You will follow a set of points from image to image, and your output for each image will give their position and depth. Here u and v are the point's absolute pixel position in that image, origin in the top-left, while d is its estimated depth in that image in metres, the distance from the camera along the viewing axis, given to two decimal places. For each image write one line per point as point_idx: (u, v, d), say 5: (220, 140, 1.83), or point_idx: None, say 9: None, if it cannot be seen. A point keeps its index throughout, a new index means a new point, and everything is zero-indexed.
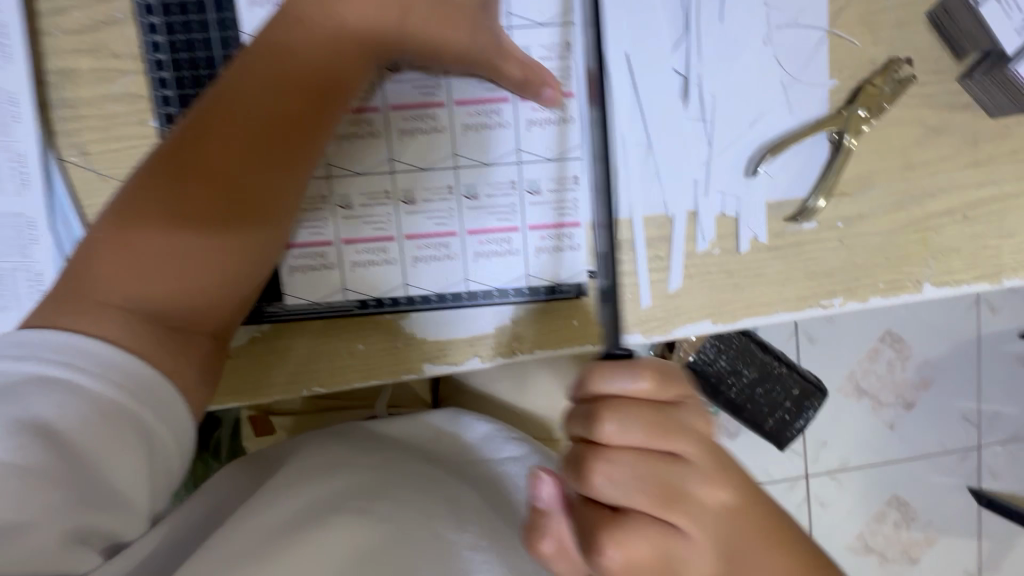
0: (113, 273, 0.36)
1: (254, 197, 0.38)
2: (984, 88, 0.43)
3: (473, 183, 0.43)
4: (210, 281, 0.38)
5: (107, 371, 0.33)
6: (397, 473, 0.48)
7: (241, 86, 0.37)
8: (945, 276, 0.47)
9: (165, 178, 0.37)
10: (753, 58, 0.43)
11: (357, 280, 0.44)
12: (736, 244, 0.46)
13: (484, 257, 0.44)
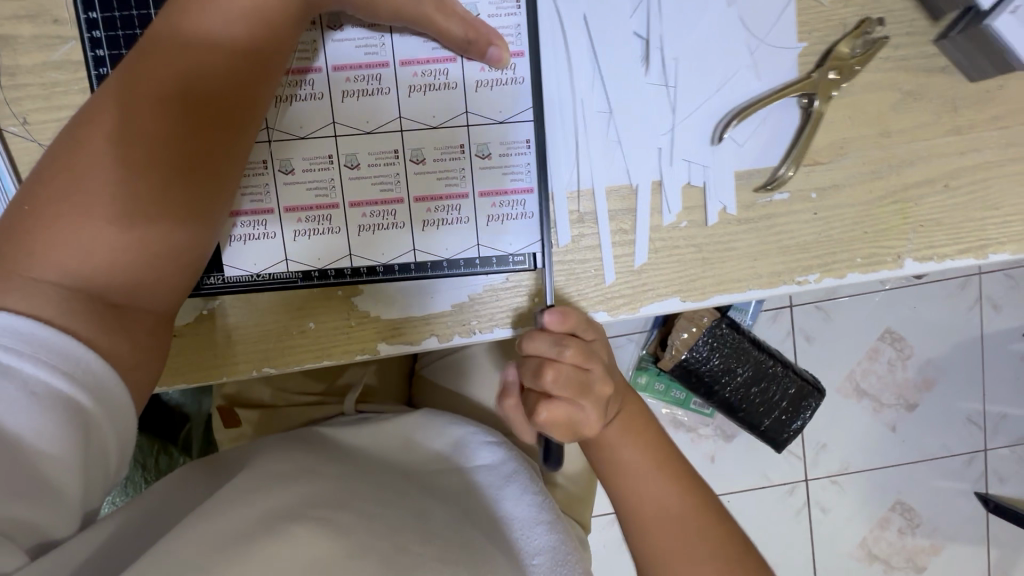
0: (41, 249, 0.33)
1: (198, 159, 0.36)
2: (961, 49, 0.41)
3: (418, 149, 0.42)
4: (155, 251, 0.35)
5: (42, 352, 0.31)
6: (362, 485, 0.44)
7: (173, 47, 0.36)
8: (927, 250, 0.45)
9: (96, 146, 0.35)
10: (716, 20, 0.42)
11: (299, 250, 0.43)
12: (704, 217, 0.44)
13: (433, 226, 0.43)
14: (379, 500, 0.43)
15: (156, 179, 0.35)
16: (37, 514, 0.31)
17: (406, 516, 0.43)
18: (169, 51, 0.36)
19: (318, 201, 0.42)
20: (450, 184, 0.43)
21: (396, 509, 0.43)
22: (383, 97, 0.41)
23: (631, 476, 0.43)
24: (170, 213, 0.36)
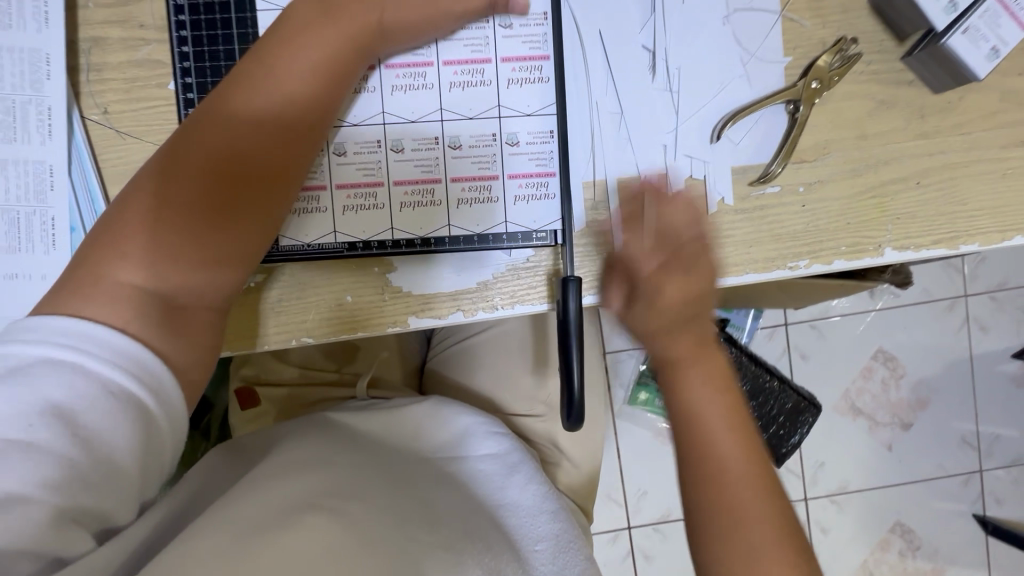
0: (121, 263, 0.38)
1: (254, 191, 0.42)
2: (925, 65, 0.47)
3: (455, 137, 0.48)
4: (214, 267, 0.41)
5: (114, 356, 0.35)
6: (375, 476, 0.49)
7: (242, 98, 0.42)
8: (904, 240, 0.50)
9: (169, 179, 0.40)
10: (713, 37, 0.48)
11: (350, 221, 0.48)
12: (705, 205, 0.49)
13: (466, 203, 0.49)
14: (392, 490, 0.48)
15: (202, 212, 0.40)
16: (110, 507, 0.36)
17: (414, 507, 0.47)
18: (234, 104, 0.42)
19: (366, 179, 0.48)
20: (483, 167, 0.49)
21: (408, 500, 0.48)
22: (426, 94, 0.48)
23: (702, 421, 0.43)
24: (230, 236, 0.41)
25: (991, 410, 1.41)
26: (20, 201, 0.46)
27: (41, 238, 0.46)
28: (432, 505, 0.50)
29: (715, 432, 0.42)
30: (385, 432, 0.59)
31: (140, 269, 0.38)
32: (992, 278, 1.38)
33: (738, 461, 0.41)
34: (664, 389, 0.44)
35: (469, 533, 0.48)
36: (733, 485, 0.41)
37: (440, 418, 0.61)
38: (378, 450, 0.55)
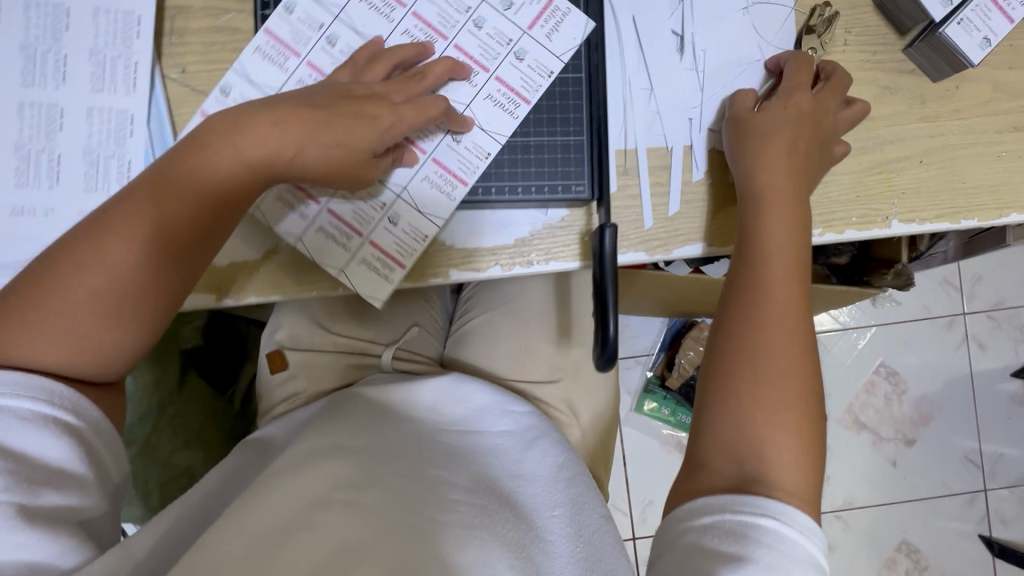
0: (32, 338, 0.42)
1: (169, 276, 0.45)
2: (924, 55, 0.53)
3: (497, 105, 0.52)
4: (109, 339, 0.44)
5: (52, 398, 0.41)
6: (391, 458, 0.52)
7: (165, 192, 0.44)
8: (910, 214, 0.54)
9: (71, 265, 0.43)
10: (733, 25, 0.54)
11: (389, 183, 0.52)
12: (727, 176, 0.54)
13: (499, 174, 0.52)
14: (409, 469, 0.51)
15: (128, 294, 0.44)
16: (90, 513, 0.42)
17: (430, 483, 0.50)
18: (147, 202, 0.44)
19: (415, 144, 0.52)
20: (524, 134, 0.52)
21: (424, 478, 0.50)
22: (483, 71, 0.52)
23: (769, 256, 0.48)
24: (150, 312, 0.45)
25: (993, 428, 1.43)
26: (101, 145, 0.50)
27: (117, 179, 0.50)
28: (448, 478, 0.51)
29: (778, 286, 0.47)
30: (402, 405, 0.60)
31: (43, 335, 0.42)
32: (989, 297, 1.42)
33: (786, 313, 0.46)
34: (748, 235, 0.49)
35: (487, 501, 0.50)
36: (775, 330, 0.46)
37: (456, 397, 0.62)
38: (393, 425, 0.57)
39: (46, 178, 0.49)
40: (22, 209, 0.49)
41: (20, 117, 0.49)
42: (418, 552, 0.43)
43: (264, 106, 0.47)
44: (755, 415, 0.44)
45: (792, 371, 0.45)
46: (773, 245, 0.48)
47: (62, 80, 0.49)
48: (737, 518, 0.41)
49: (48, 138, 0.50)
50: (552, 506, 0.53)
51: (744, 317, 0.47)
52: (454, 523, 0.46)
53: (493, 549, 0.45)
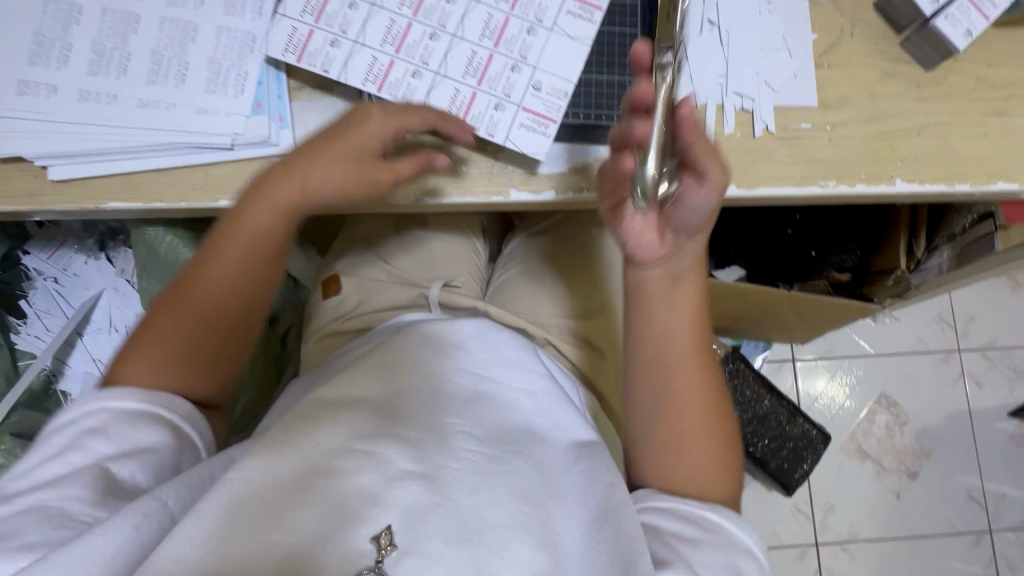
0: (147, 369, 0.53)
1: (240, 308, 0.56)
2: (917, 46, 0.63)
3: (555, 35, 0.58)
4: (205, 360, 0.55)
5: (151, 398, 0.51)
6: (409, 412, 0.51)
7: (234, 242, 0.55)
8: (911, 175, 0.62)
9: (173, 308, 0.54)
10: (759, 10, 0.64)
11: (456, 95, 0.58)
12: (752, 130, 0.62)
13: (557, 91, 0.58)
14: (426, 421, 0.50)
15: (216, 325, 0.55)
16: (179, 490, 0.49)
17: (445, 434, 0.49)
18: (225, 253, 0.55)
19: (484, 65, 0.58)
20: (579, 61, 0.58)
21: (438, 430, 0.50)
22: (548, 5, 0.58)
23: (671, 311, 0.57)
24: (231, 335, 0.56)
25: (994, 467, 1.43)
26: (225, 57, 0.58)
27: (234, 86, 0.58)
28: (462, 428, 0.51)
29: (687, 355, 0.56)
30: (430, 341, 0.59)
31: (148, 375, 0.53)
32: (982, 336, 1.47)
33: (692, 367, 0.56)
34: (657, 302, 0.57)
35: (498, 451, 0.50)
36: (692, 387, 0.56)
37: (484, 341, 0.60)
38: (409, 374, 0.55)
39: (173, 80, 0.57)
40: (148, 102, 0.57)
41: (160, 29, 0.58)
42: (432, 496, 0.45)
43: (300, 155, 0.55)
44: (680, 464, 0.55)
45: (706, 418, 0.56)
46: (684, 317, 0.57)
47: (200, 3, 0.59)
48: (694, 508, 0.52)
49: (180, 48, 0.58)
50: (572, 460, 0.53)
51: (652, 363, 0.56)
52: (467, 471, 0.47)
53: (506, 495, 0.46)
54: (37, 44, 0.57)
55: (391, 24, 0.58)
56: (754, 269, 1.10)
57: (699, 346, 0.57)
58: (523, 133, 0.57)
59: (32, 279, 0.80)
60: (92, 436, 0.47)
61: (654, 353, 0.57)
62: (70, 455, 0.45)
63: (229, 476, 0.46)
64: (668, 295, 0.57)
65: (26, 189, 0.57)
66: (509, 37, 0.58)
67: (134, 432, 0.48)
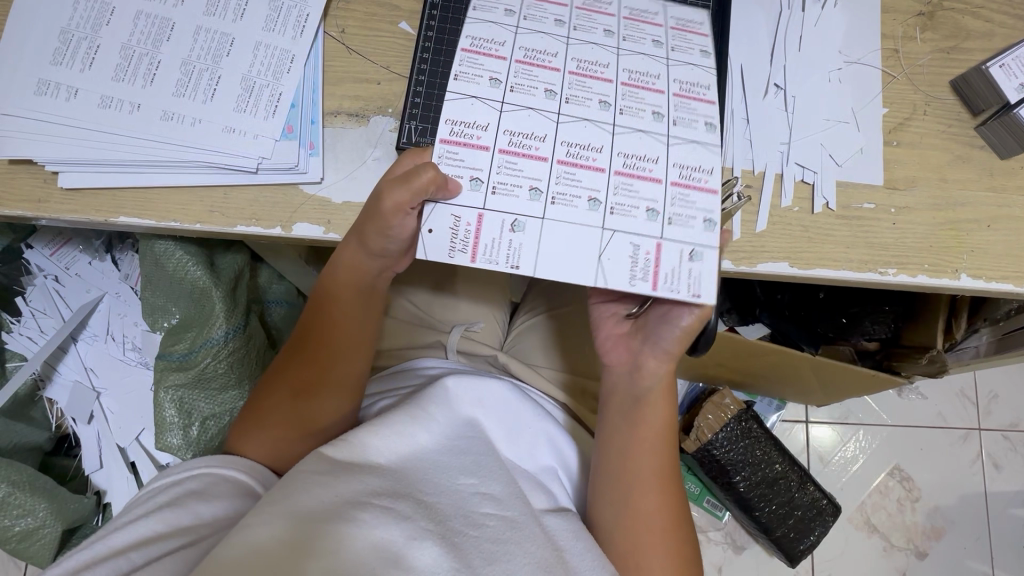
0: (255, 417, 0.56)
1: (324, 350, 0.57)
2: (995, 132, 0.59)
3: (627, 163, 0.50)
4: (291, 410, 0.56)
5: (248, 469, 0.52)
6: (424, 467, 0.48)
7: (326, 295, 0.57)
8: (977, 269, 0.58)
9: (289, 357, 0.58)
10: (824, 79, 0.60)
11: (478, 135, 0.49)
12: (811, 206, 0.58)
13: (560, 203, 0.48)
14: (439, 479, 0.48)
15: (306, 372, 0.57)
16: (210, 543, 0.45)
17: (457, 498, 0.47)
18: (320, 305, 0.57)
19: (534, 143, 0.50)
20: (572, 246, 0.48)
21: (455, 494, 0.47)
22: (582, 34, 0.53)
23: (646, 408, 0.57)
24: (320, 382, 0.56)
25: (1008, 555, 1.36)
26: (259, 74, 0.55)
27: (266, 107, 0.54)
28: (479, 490, 0.48)
29: (648, 476, 0.56)
30: (464, 388, 0.55)
31: (260, 436, 0.55)
32: (1004, 416, 1.41)
33: (656, 459, 0.56)
34: (643, 394, 0.57)
35: (517, 514, 0.47)
36: (645, 508, 0.55)
37: (523, 406, 0.58)
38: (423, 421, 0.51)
39: (202, 94, 0.54)
40: (173, 115, 0.53)
41: (194, 39, 0.55)
42: (452, 560, 0.42)
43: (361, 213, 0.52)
44: (625, 551, 0.54)
45: (657, 539, 0.54)
46: (649, 437, 0.56)
47: (240, 15, 0.55)
48: None
49: (213, 61, 0.54)
50: (588, 549, 0.49)
51: (619, 454, 0.56)
52: (484, 539, 0.44)
53: (524, 567, 0.44)
54: (63, 42, 0.54)
55: (469, 48, 0.51)
56: (776, 329, 1.02)
57: (660, 465, 0.56)
58: (445, 216, 0.48)
59: (33, 275, 0.78)
60: (185, 492, 0.48)
61: (614, 475, 0.56)
62: (168, 513, 0.46)
63: (245, 523, 0.41)
64: (639, 405, 0.57)
65: (33, 194, 0.53)
66: (586, 127, 0.50)
67: (219, 503, 0.48)
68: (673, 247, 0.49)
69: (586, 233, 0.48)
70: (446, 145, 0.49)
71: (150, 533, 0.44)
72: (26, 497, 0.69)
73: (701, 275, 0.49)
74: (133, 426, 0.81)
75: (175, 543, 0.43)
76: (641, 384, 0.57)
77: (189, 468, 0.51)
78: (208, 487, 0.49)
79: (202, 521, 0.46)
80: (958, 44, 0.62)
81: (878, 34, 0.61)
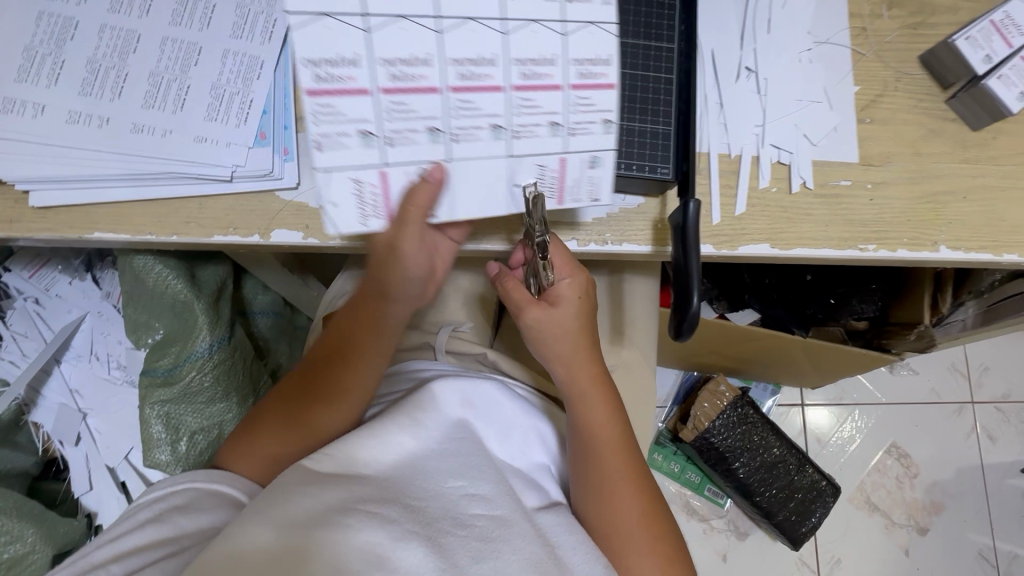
0: (256, 427, 0.57)
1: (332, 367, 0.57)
2: (964, 105, 0.60)
3: (526, 75, 0.48)
4: (291, 421, 0.57)
5: (235, 480, 0.52)
6: (411, 470, 0.48)
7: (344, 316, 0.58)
8: (956, 241, 0.59)
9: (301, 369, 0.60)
10: (793, 59, 0.61)
11: (350, 77, 0.45)
12: (788, 185, 0.59)
13: (462, 138, 0.49)
14: (426, 480, 0.47)
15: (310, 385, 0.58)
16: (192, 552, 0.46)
17: (444, 499, 0.46)
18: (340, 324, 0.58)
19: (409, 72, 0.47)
20: (484, 182, 0.51)
21: (442, 496, 0.46)
22: None
23: (579, 408, 0.56)
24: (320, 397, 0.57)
25: (1007, 525, 1.37)
26: (230, 82, 0.54)
27: (237, 114, 0.54)
28: (467, 491, 0.47)
29: (614, 480, 0.55)
30: (451, 388, 0.53)
31: (262, 444, 0.56)
32: (996, 388, 1.42)
33: (615, 458, 0.55)
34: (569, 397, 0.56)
35: (507, 512, 0.47)
36: (624, 507, 0.54)
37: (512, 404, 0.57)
38: (409, 427, 0.50)
39: (171, 105, 0.53)
40: (143, 127, 0.53)
41: (161, 50, 0.54)
42: (436, 561, 0.41)
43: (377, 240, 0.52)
44: (616, 550, 0.54)
45: (644, 537, 0.54)
46: (602, 442, 0.55)
47: (206, 23, 0.55)
48: None
49: (182, 71, 0.54)
50: (582, 543, 0.49)
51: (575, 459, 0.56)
52: (471, 538, 0.44)
53: (515, 564, 0.43)
54: (27, 59, 0.53)
55: None
56: (767, 315, 1.03)
57: (623, 467, 0.55)
58: (345, 182, 0.49)
59: (12, 298, 0.77)
60: (170, 507, 0.48)
61: (584, 485, 0.55)
62: (152, 528, 0.47)
63: (229, 541, 0.40)
64: (572, 409, 0.56)
65: (5, 215, 0.53)
66: (474, 30, 0.46)
67: (205, 515, 0.48)
68: (576, 159, 0.51)
69: (495, 166, 0.51)
70: (310, 97, 0.45)
71: (134, 546, 0.45)
72: (14, 523, 0.68)
73: (600, 180, 0.52)
74: (124, 443, 0.81)
75: (158, 555, 0.44)
76: (568, 388, 0.56)
77: (173, 482, 0.50)
78: (193, 500, 0.49)
79: (184, 533, 0.46)
80: (924, 20, 0.62)
81: (846, 13, 0.62)
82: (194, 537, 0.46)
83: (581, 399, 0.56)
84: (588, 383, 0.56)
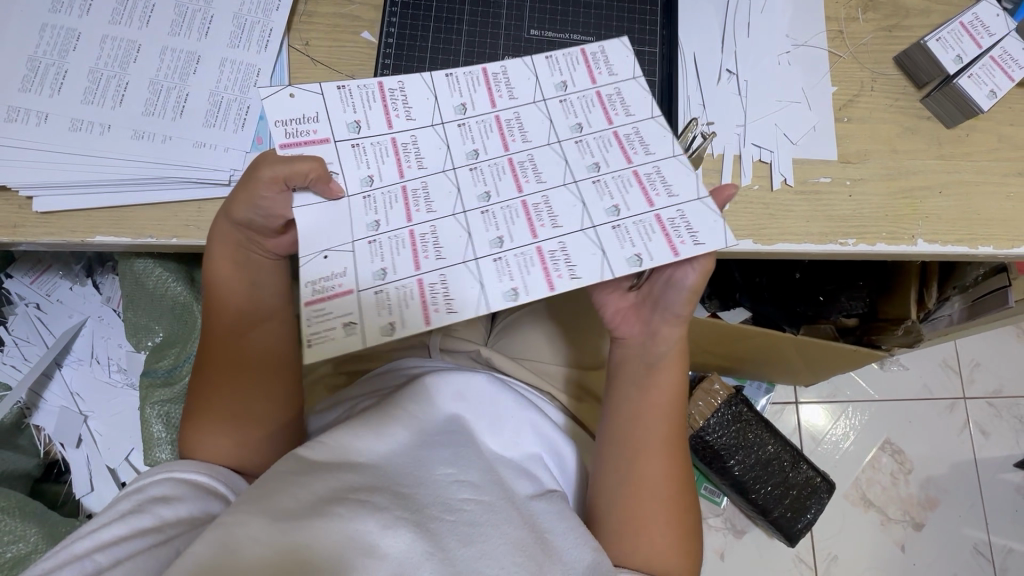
0: (208, 426, 0.56)
1: (239, 352, 0.56)
2: (938, 104, 0.62)
3: (416, 192, 0.47)
4: (243, 413, 0.56)
5: (216, 474, 0.53)
6: (404, 461, 0.49)
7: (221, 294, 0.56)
8: (933, 235, 0.60)
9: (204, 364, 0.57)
10: (772, 61, 0.63)
11: (408, 139, 0.48)
12: (770, 182, 0.60)
13: (364, 202, 0.46)
14: (417, 469, 0.48)
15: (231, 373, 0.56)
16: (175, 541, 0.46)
17: (434, 486, 0.47)
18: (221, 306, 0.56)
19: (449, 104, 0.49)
20: (325, 224, 0.45)
21: (432, 483, 0.48)
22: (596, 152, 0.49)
23: (653, 373, 0.58)
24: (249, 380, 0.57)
25: (1001, 520, 1.38)
26: (228, 89, 0.56)
27: (235, 119, 0.56)
28: (457, 478, 0.49)
29: (654, 445, 0.57)
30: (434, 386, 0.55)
31: (223, 437, 0.56)
32: (987, 383, 1.44)
33: (667, 427, 0.57)
34: (647, 360, 0.58)
35: (493, 499, 0.48)
36: (653, 475, 0.56)
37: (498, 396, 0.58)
38: (401, 421, 0.51)
39: (171, 111, 0.55)
40: (144, 134, 0.55)
41: (161, 59, 0.56)
42: (425, 544, 0.42)
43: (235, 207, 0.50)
44: (628, 519, 0.55)
45: (663, 510, 0.56)
46: (659, 411, 0.57)
47: (204, 33, 0.57)
48: None
49: (181, 79, 0.56)
50: (569, 528, 0.51)
51: (628, 419, 0.58)
52: (460, 523, 0.45)
53: (502, 549, 0.45)
54: (30, 69, 0.55)
55: None
56: (758, 312, 1.04)
57: (668, 438, 0.57)
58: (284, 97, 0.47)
59: (14, 303, 0.79)
60: (152, 499, 0.48)
61: (626, 445, 0.57)
62: (132, 519, 0.46)
63: (226, 531, 0.41)
64: (646, 372, 0.58)
65: (8, 220, 0.54)
66: (500, 184, 0.47)
67: (190, 507, 0.48)
68: (404, 279, 0.44)
69: (335, 227, 0.45)
70: (377, 87, 0.49)
71: (112, 537, 0.44)
72: (16, 523, 0.69)
73: (408, 295, 0.44)
74: (123, 445, 0.82)
75: (142, 544, 0.44)
76: (653, 351, 0.57)
77: (155, 475, 0.50)
78: (172, 493, 0.49)
79: (167, 524, 0.46)
80: (898, 22, 0.65)
81: (822, 16, 0.64)
82: (178, 527, 0.46)
83: (659, 370, 0.57)
84: (670, 352, 0.57)
